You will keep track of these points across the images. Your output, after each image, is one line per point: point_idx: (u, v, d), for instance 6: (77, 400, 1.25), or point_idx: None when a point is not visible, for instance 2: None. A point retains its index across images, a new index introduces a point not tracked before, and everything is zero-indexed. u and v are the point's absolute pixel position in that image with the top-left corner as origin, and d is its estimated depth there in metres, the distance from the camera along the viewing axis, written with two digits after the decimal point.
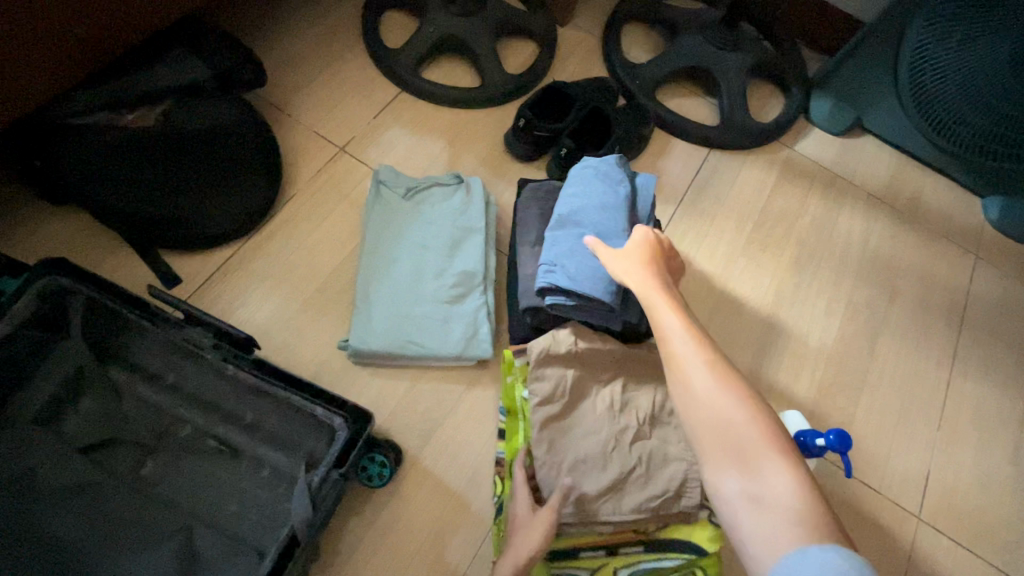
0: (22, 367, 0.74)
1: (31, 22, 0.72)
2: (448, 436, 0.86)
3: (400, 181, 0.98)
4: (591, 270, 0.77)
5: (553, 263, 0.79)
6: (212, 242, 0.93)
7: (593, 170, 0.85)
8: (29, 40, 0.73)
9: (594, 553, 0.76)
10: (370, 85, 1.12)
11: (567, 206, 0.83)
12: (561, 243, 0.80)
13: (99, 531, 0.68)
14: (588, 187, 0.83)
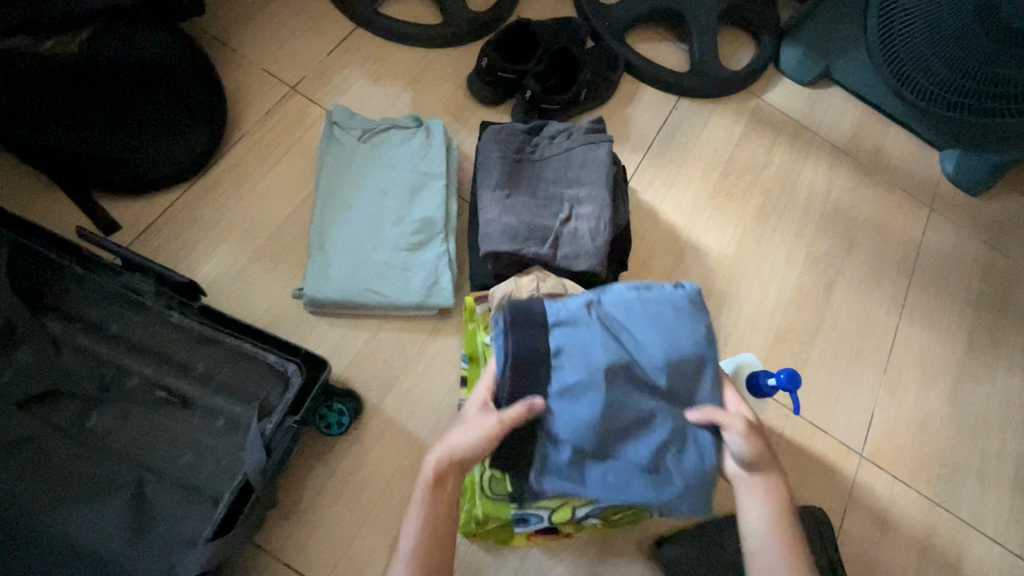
0: None
1: None
2: (409, 383, 0.86)
3: (356, 123, 0.93)
4: (692, 469, 0.59)
5: (641, 464, 0.58)
6: (153, 188, 0.88)
7: (700, 332, 0.63)
8: None
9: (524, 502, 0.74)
10: (323, 19, 1.04)
11: (641, 363, 0.60)
12: (663, 431, 0.58)
13: (46, 485, 0.65)
14: (668, 331, 0.61)
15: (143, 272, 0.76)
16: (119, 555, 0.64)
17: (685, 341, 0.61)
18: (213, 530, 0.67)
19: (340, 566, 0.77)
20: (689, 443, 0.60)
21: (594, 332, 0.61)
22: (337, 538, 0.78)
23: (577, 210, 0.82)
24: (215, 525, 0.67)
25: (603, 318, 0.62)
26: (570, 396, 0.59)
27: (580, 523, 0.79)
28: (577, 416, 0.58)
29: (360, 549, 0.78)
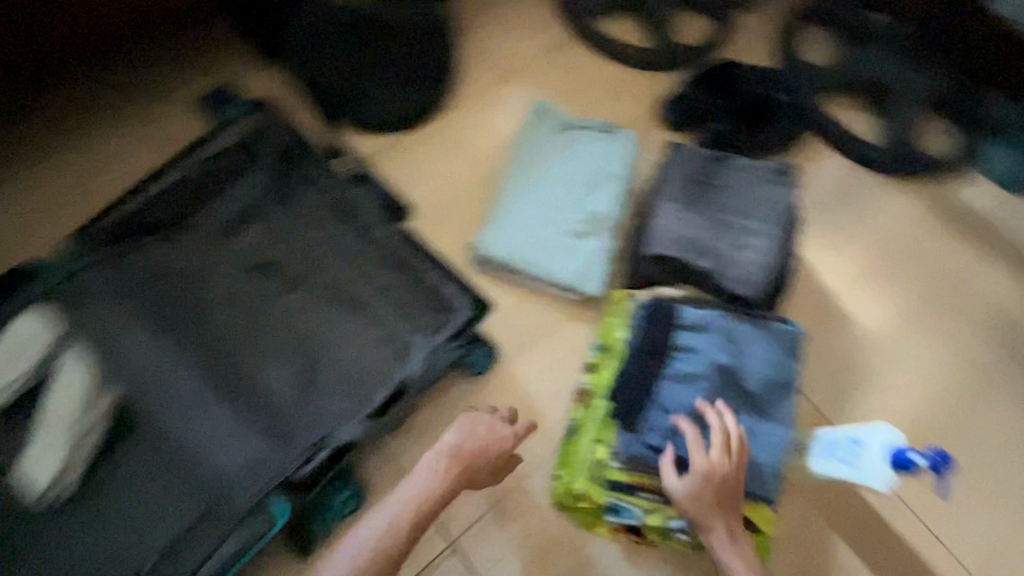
0: (217, 184, 0.87)
1: None
2: (539, 354, 0.92)
3: (557, 116, 1.03)
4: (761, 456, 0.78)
5: None
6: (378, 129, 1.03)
7: (786, 360, 0.82)
8: None
9: (635, 490, 0.79)
10: (544, 26, 1.17)
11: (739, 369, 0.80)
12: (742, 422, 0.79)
13: (250, 335, 0.80)
14: (764, 352, 0.81)
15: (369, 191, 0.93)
16: (288, 411, 0.76)
17: (773, 363, 0.81)
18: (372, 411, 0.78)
19: None
20: (758, 435, 0.79)
21: (711, 341, 0.81)
22: None
23: (745, 241, 0.86)
24: (374, 407, 0.78)
25: (722, 330, 0.81)
26: (681, 378, 0.80)
27: (669, 534, 0.80)
28: (683, 395, 0.79)
29: (461, 483, 0.85)
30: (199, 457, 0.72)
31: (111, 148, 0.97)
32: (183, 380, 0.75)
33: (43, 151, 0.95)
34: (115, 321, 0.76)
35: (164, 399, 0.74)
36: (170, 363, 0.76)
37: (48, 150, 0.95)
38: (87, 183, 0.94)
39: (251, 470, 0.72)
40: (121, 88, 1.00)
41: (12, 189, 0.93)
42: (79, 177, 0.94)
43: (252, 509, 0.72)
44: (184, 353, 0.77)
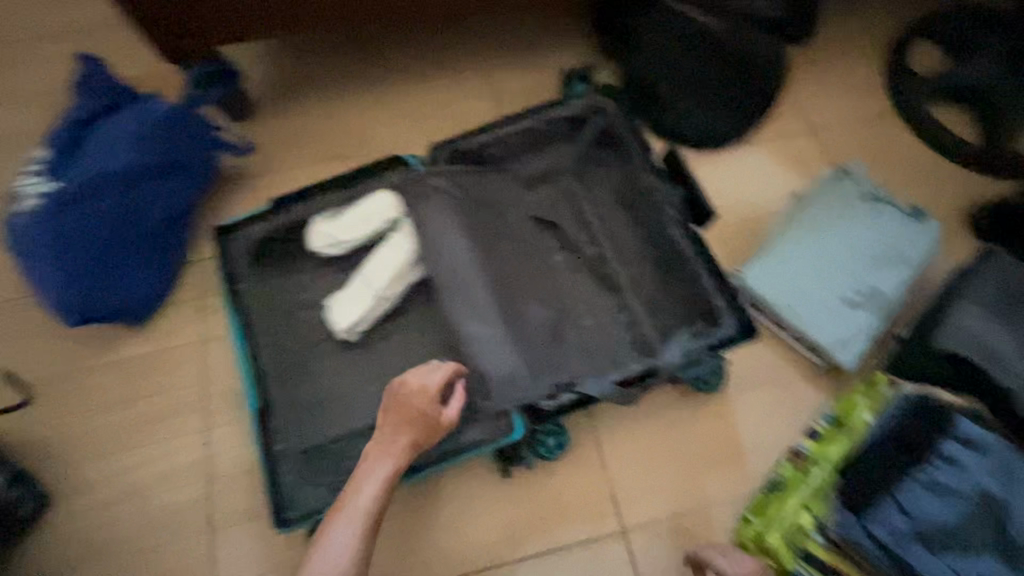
0: (537, 142, 0.99)
1: None
2: (761, 401, 0.91)
3: (865, 183, 0.99)
4: None
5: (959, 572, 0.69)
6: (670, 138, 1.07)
7: None
8: None
9: (826, 572, 0.76)
10: (869, 93, 1.13)
11: (1010, 509, 0.70)
12: (993, 566, 0.69)
13: (525, 274, 0.91)
14: None
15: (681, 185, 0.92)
16: (539, 350, 0.83)
17: None
18: (621, 380, 0.79)
19: (629, 482, 0.87)
20: None
21: (981, 463, 0.73)
22: (636, 463, 0.87)
23: None
24: (625, 377, 0.80)
25: (1000, 461, 0.72)
26: (934, 486, 0.72)
27: None
28: (930, 502, 0.72)
29: (646, 485, 0.87)
30: (467, 355, 0.80)
31: (454, 86, 1.11)
32: (471, 288, 0.84)
33: (407, 75, 1.12)
34: (437, 221, 0.87)
35: (454, 298, 0.83)
36: (465, 268, 0.85)
37: (412, 74, 1.12)
38: (423, 108, 1.10)
39: (506, 383, 0.78)
40: (470, 39, 1.15)
41: (366, 94, 1.10)
42: (418, 103, 1.10)
43: (495, 416, 0.78)
44: (479, 266, 0.86)
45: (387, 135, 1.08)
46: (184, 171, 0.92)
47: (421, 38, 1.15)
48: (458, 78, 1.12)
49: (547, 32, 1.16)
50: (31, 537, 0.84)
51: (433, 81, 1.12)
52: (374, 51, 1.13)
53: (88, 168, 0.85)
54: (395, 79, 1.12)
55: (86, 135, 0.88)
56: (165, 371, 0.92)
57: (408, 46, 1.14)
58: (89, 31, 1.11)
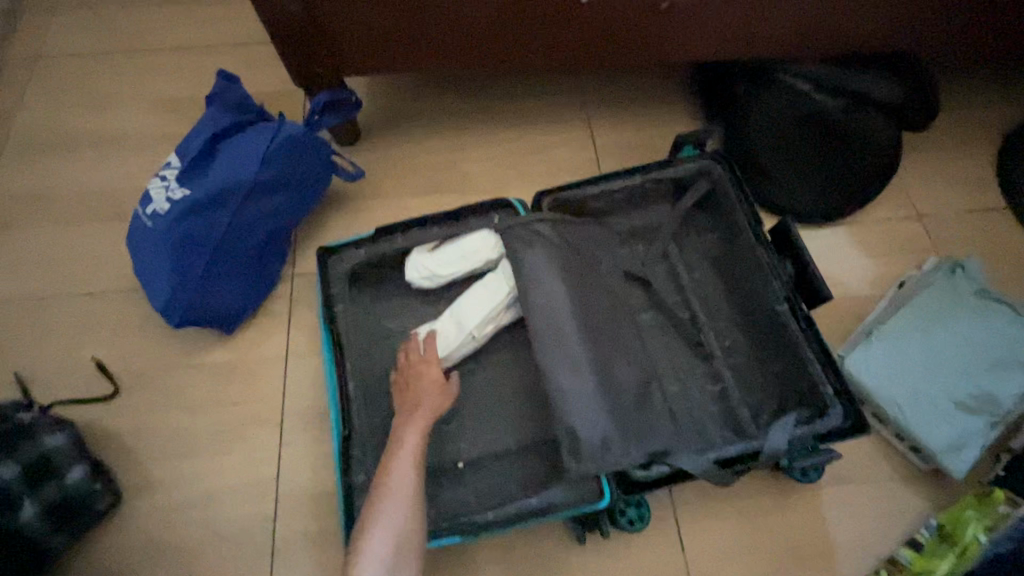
0: (639, 198, 0.98)
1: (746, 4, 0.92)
2: (855, 498, 0.86)
3: (981, 279, 0.93)
4: None
5: None
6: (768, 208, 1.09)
7: None
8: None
9: None
10: (982, 186, 1.10)
11: None
12: None
13: (624, 329, 0.86)
14: None
15: (789, 259, 0.89)
16: (631, 411, 0.78)
17: None
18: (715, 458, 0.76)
19: (707, 565, 0.82)
20: None
21: None
22: (716, 546, 0.83)
23: None
24: (723, 455, 0.76)
25: None
26: None
27: None
28: None
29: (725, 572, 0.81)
30: (559, 410, 0.77)
31: (556, 137, 1.17)
32: (570, 338, 0.81)
33: (517, 125, 1.18)
34: (537, 268, 0.86)
35: (549, 349, 0.80)
36: (566, 318, 0.82)
37: (521, 125, 1.18)
38: (529, 157, 1.15)
39: (600, 447, 0.75)
40: (579, 96, 1.20)
41: (476, 139, 1.16)
42: (524, 152, 1.15)
43: (583, 479, 0.75)
44: (579, 317, 0.83)
45: (489, 177, 1.13)
46: (301, 189, 0.95)
47: (533, 92, 1.21)
48: (562, 130, 1.17)
49: (653, 97, 1.20)
50: (100, 530, 0.84)
51: (538, 129, 1.17)
52: (488, 100, 1.20)
53: (218, 177, 0.87)
54: (505, 127, 1.18)
55: (217, 148, 0.89)
56: (250, 381, 0.94)
57: (520, 98, 1.20)
58: (236, 58, 1.22)
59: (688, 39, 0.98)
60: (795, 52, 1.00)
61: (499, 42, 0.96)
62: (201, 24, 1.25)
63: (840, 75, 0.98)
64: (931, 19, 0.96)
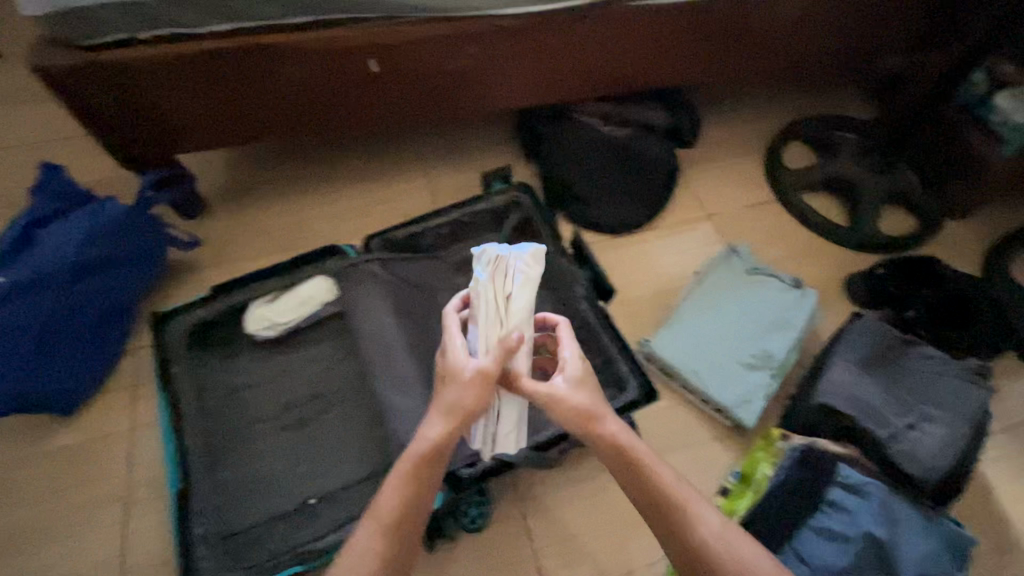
0: (464, 231, 1.10)
1: (525, 62, 1.06)
2: (676, 462, 0.97)
3: (751, 260, 1.12)
4: None
5: None
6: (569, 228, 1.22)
7: (950, 536, 0.78)
8: (532, 58, 1.06)
9: None
10: (755, 184, 1.33)
11: (895, 543, 0.76)
12: None
13: None
14: (924, 531, 0.77)
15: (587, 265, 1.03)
16: None
17: (932, 541, 0.77)
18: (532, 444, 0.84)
19: (554, 548, 0.89)
20: None
21: (865, 505, 0.78)
22: (562, 529, 0.90)
23: (925, 424, 0.84)
24: (539, 440, 0.84)
25: (880, 501, 0.78)
26: (828, 536, 0.77)
27: None
28: (826, 552, 0.76)
29: (571, 550, 0.89)
30: (392, 428, 0.85)
31: (396, 187, 1.28)
32: (398, 364, 0.90)
33: (359, 179, 1.28)
34: (368, 304, 0.95)
35: (383, 373, 0.89)
36: (391, 348, 0.91)
37: (363, 179, 1.28)
38: (371, 208, 1.25)
39: None
40: (415, 147, 1.33)
41: (321, 197, 1.25)
42: (368, 203, 1.26)
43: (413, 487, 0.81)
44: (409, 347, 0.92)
45: (334, 230, 1.22)
46: (133, 263, 1.00)
47: (371, 148, 1.32)
48: (402, 181, 1.29)
49: (480, 139, 1.35)
50: None
51: (377, 181, 1.28)
52: (329, 161, 1.30)
53: (33, 264, 0.88)
54: (347, 183, 1.28)
55: (35, 235, 0.92)
56: (93, 462, 0.93)
57: (359, 154, 1.31)
58: (69, 150, 1.25)
59: (483, 93, 1.10)
60: (579, 94, 1.17)
61: (304, 113, 1.05)
62: (35, 121, 1.27)
63: (620, 111, 1.22)
64: (678, 57, 1.15)
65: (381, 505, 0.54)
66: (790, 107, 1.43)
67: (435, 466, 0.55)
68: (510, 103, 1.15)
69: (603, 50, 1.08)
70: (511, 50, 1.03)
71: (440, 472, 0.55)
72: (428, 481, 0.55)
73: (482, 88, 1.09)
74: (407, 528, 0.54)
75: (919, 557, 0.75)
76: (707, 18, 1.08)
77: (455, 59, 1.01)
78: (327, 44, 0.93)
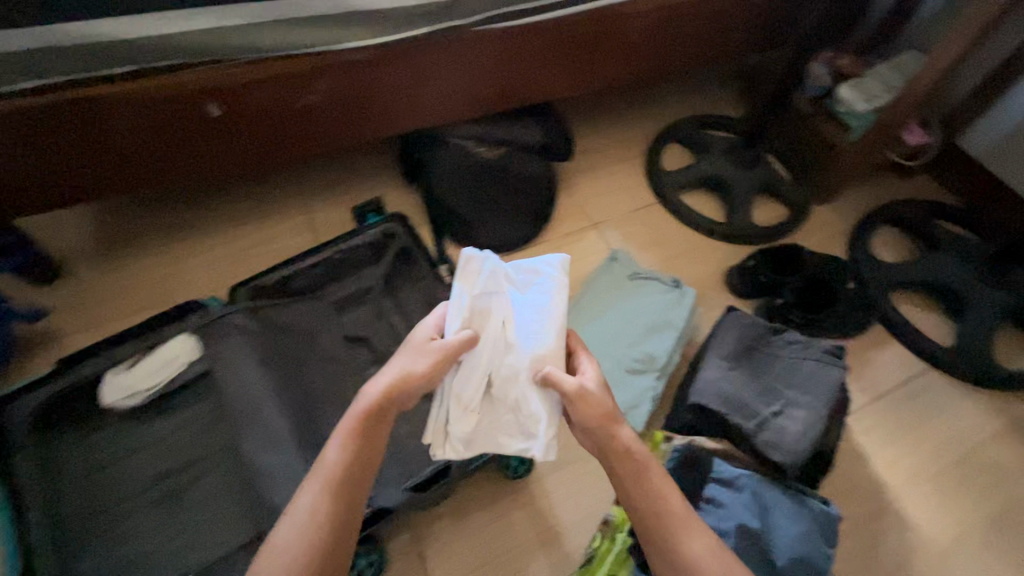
0: (343, 269, 1.08)
1: (382, 91, 1.04)
2: (572, 475, 0.98)
3: (631, 264, 1.15)
4: None
5: None
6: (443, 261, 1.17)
7: (822, 518, 0.80)
8: (389, 88, 1.04)
9: None
10: (638, 188, 1.36)
11: (768, 532, 0.77)
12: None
13: (338, 394, 0.96)
14: (796, 516, 0.79)
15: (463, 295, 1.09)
16: None
17: (806, 525, 0.78)
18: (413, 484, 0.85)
19: None
20: None
21: (738, 497, 0.80)
22: (461, 562, 0.90)
23: (789, 410, 0.88)
24: (417, 480, 0.85)
25: (750, 491, 0.81)
26: None
27: None
28: None
29: None
30: (263, 491, 0.81)
31: (274, 226, 1.23)
32: (267, 421, 0.85)
33: (233, 221, 1.22)
34: (237, 359, 0.89)
35: (250, 435, 0.84)
36: (259, 405, 0.86)
37: (237, 221, 1.23)
38: (247, 250, 1.19)
39: None
40: (293, 182, 1.28)
41: (191, 245, 1.18)
42: (244, 245, 1.19)
43: None
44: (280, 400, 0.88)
45: (208, 278, 1.15)
46: None
47: (245, 188, 1.26)
48: (280, 218, 1.24)
49: (361, 168, 1.31)
50: None
51: (255, 222, 1.23)
52: (199, 205, 1.23)
53: None
54: (221, 227, 1.21)
55: None
56: None
57: (232, 195, 1.25)
58: None
59: (346, 126, 1.08)
60: (448, 118, 1.16)
61: (151, 163, 0.99)
62: None
63: (493, 130, 1.20)
64: (542, 74, 1.15)
65: (326, 457, 0.60)
66: (667, 110, 1.48)
67: (379, 420, 0.62)
68: (378, 133, 1.12)
69: (463, 74, 1.07)
70: (365, 82, 1.00)
71: (386, 428, 0.62)
72: (373, 436, 0.61)
73: (343, 121, 1.07)
74: (354, 478, 0.60)
75: (792, 543, 0.76)
76: (563, 37, 1.09)
77: (306, 96, 0.98)
78: (163, 91, 0.88)
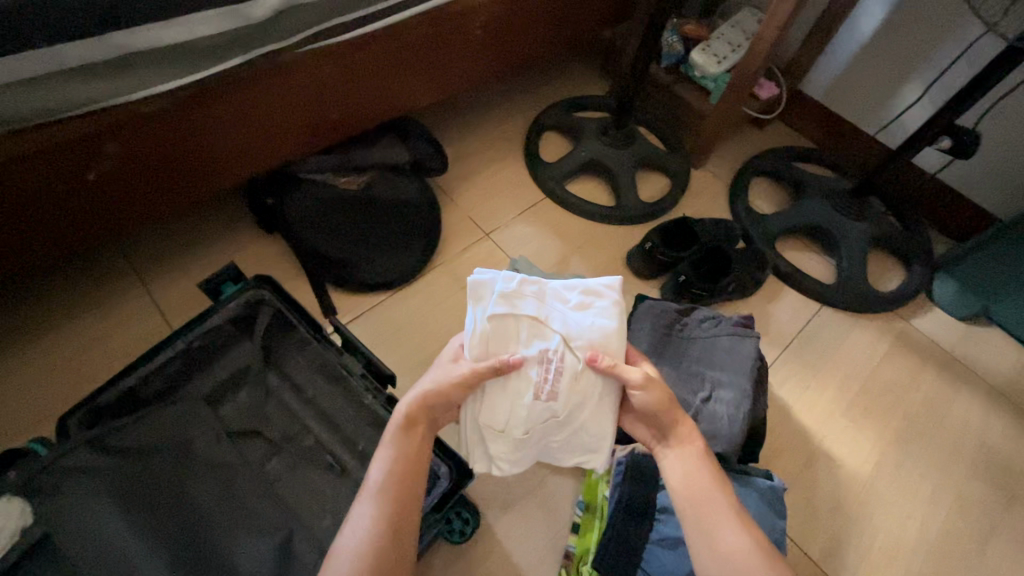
0: (207, 356, 0.90)
1: (204, 134, 0.86)
2: (523, 512, 0.91)
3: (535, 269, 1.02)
4: None
5: None
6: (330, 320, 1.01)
7: (768, 492, 0.80)
8: (212, 128, 0.86)
9: None
10: (523, 186, 1.30)
11: None
12: None
13: (228, 507, 0.76)
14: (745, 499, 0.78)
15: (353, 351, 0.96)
16: None
17: (757, 506, 0.78)
18: None
19: None
20: None
21: None
22: None
23: (717, 392, 0.88)
24: None
25: None
26: (667, 544, 0.76)
27: None
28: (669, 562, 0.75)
29: None
30: None
31: (110, 318, 1.01)
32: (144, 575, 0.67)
33: (51, 324, 0.98)
34: (85, 508, 0.70)
35: None
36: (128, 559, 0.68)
37: (57, 322, 0.99)
38: (81, 355, 0.96)
39: None
40: (124, 260, 1.06)
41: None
42: (75, 351, 0.97)
43: None
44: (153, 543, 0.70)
45: (31, 405, 0.91)
46: None
47: (59, 279, 1.02)
48: (116, 307, 1.02)
49: (209, 226, 1.12)
50: None
51: (84, 319, 1.00)
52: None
53: None
54: (36, 334, 0.97)
55: None
56: None
57: (43, 291, 1.01)
58: None
59: (168, 181, 0.89)
60: (298, 151, 1.02)
61: None
62: None
63: (353, 157, 1.08)
64: (392, 86, 1.04)
65: (369, 478, 0.60)
66: (534, 99, 1.43)
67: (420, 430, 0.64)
68: (215, 184, 0.95)
69: (300, 97, 0.92)
70: (177, 128, 0.82)
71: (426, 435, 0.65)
72: (419, 447, 0.64)
73: (164, 177, 0.87)
74: (405, 486, 0.60)
75: None
76: (404, 47, 0.98)
77: (100, 161, 0.78)
78: None
